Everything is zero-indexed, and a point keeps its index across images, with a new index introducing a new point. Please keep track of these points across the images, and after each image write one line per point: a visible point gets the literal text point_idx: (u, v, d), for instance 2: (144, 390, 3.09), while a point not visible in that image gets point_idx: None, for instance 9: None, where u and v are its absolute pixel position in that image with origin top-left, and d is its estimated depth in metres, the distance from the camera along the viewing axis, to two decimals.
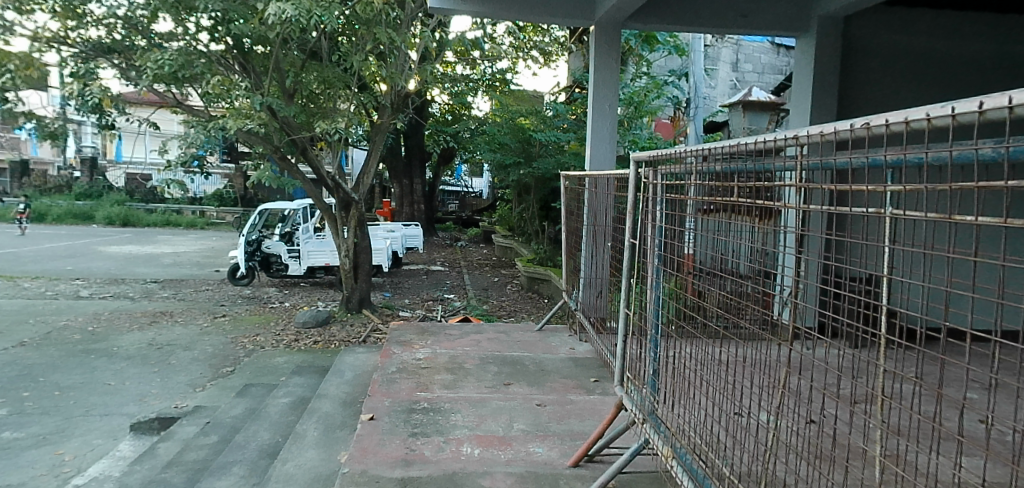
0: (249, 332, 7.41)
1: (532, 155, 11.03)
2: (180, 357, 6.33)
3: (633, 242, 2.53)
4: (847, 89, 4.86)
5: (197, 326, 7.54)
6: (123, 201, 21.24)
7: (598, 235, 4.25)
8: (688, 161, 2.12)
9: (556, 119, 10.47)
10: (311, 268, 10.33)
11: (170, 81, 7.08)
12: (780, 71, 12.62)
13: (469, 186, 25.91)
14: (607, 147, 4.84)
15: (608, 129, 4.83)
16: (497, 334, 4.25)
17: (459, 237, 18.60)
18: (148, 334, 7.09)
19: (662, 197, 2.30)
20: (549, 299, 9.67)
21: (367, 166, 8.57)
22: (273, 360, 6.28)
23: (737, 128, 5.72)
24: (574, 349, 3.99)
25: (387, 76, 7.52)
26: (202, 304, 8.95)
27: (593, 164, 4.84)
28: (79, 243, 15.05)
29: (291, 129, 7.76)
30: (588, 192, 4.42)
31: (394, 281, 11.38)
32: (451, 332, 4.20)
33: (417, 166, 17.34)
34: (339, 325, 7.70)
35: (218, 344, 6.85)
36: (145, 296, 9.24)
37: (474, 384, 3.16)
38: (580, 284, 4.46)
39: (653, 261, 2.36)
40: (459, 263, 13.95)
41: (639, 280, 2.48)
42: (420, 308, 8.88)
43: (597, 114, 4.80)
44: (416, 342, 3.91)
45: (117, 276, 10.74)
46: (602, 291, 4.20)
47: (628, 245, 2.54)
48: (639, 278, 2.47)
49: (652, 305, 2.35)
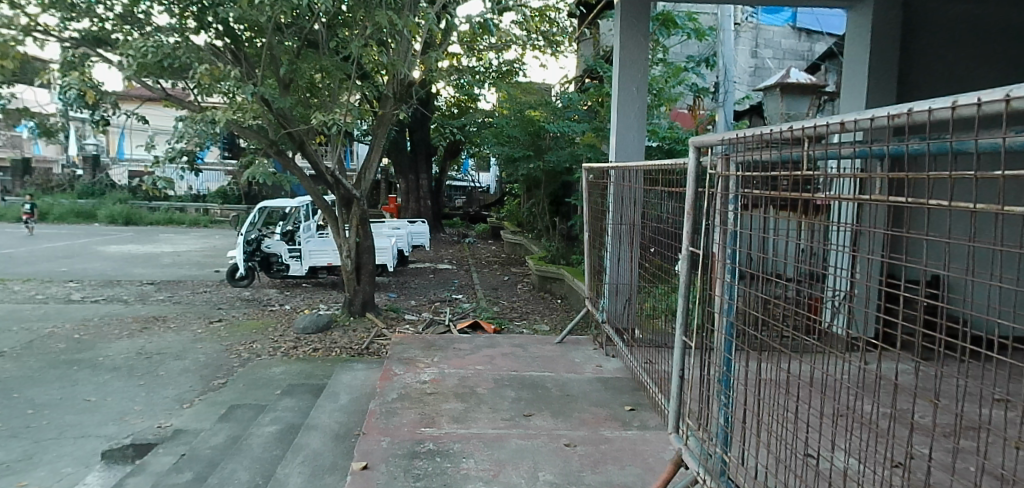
0: (246, 339, 6.96)
1: (542, 148, 10.56)
2: (170, 368, 5.89)
3: (695, 251, 1.95)
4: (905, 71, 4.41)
5: (191, 332, 7.10)
6: (125, 200, 20.92)
7: (624, 235, 3.76)
8: (726, 156, 1.79)
9: (568, 110, 9.95)
10: (313, 268, 9.89)
11: (158, 71, 6.62)
12: (803, 58, 11.81)
13: (477, 182, 25.42)
14: (635, 137, 4.30)
15: (636, 117, 4.29)
16: (513, 349, 3.74)
17: (467, 234, 18.10)
18: (138, 342, 6.65)
19: (735, 191, 1.71)
20: (563, 299, 9.16)
21: (369, 161, 8.06)
22: (269, 371, 5.84)
23: (773, 114, 5.20)
24: (601, 367, 3.48)
25: (388, 64, 7.00)
26: (199, 307, 8.52)
27: (619, 156, 4.32)
28: (78, 242, 14.68)
29: (288, 122, 7.17)
30: (614, 186, 3.92)
31: (400, 280, 10.89)
32: (460, 348, 3.72)
33: (424, 161, 16.81)
34: (341, 331, 7.24)
35: (211, 353, 6.41)
36: (139, 300, 8.83)
37: (488, 415, 2.67)
38: (606, 291, 3.98)
39: (723, 276, 1.77)
40: (468, 261, 13.44)
41: (705, 303, 1.91)
42: (427, 311, 8.37)
43: (623, 101, 4.28)
44: (421, 360, 3.43)
45: (112, 278, 10.33)
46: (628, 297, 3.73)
47: (686, 255, 1.96)
48: (704, 300, 1.91)
49: (721, 333, 1.77)
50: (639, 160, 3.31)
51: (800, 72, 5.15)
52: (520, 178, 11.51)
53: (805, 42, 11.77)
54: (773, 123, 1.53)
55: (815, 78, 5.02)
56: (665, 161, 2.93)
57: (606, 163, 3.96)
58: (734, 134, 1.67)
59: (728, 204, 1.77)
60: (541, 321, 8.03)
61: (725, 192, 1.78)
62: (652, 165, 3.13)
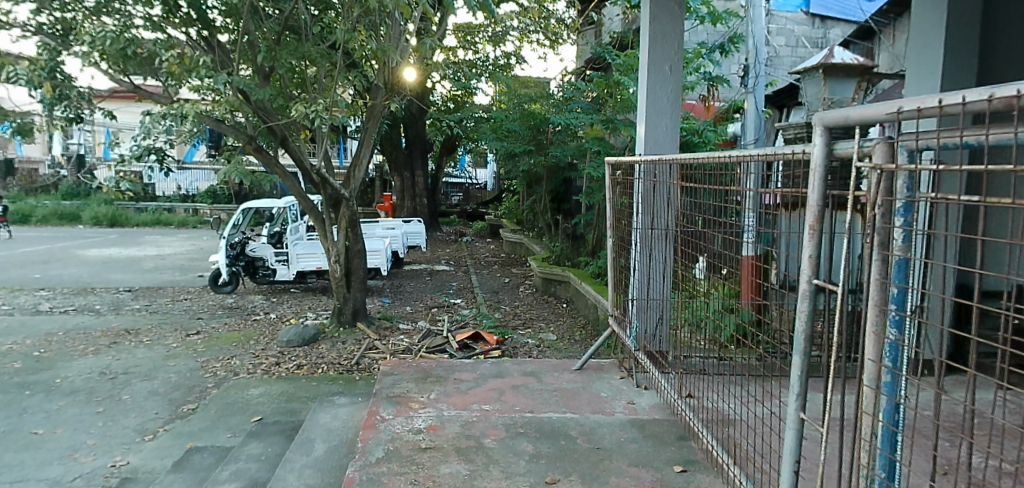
0: (224, 354, 6.33)
1: (543, 143, 10.03)
2: (135, 391, 5.26)
3: (817, 281, 1.34)
4: (987, 49, 3.74)
5: (164, 347, 6.47)
6: (111, 200, 20.26)
7: (657, 242, 3.16)
8: (878, 139, 1.18)
9: (570, 102, 9.31)
10: (302, 273, 9.27)
11: (120, 59, 5.90)
12: (817, 45, 11.06)
13: (473, 178, 24.81)
14: (666, 124, 3.52)
15: (670, 100, 3.52)
16: (525, 381, 3.13)
17: (465, 232, 17.46)
18: (103, 359, 6.02)
19: (907, 196, 1.09)
20: (570, 303, 8.55)
21: (361, 157, 7.40)
22: (246, 394, 5.22)
23: (813, 99, 4.61)
24: (634, 403, 2.87)
25: (377, 50, 6.29)
26: (176, 317, 7.89)
27: (648, 149, 3.55)
28: (57, 246, 14.02)
29: (269, 115, 6.50)
30: (643, 184, 3.30)
31: (394, 284, 10.25)
32: (462, 378, 3.12)
33: (419, 157, 16.17)
34: (328, 343, 6.61)
35: (184, 371, 5.78)
36: (112, 310, 8.18)
37: (498, 484, 2.06)
38: (633, 307, 3.39)
39: (880, 328, 1.14)
40: (466, 261, 12.82)
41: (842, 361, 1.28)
42: (423, 319, 7.71)
43: (653, 83, 3.50)
44: (415, 399, 2.81)
45: (87, 285, 9.68)
46: (665, 315, 3.16)
47: (807, 288, 1.35)
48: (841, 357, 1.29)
49: (881, 415, 1.16)
50: (681, 153, 2.73)
51: (846, 51, 4.53)
52: (520, 174, 10.96)
53: (819, 28, 11.06)
54: (1001, 86, 0.92)
55: (864, 58, 4.42)
56: (723, 155, 2.32)
57: (635, 156, 3.31)
58: (925, 104, 1.03)
59: (880, 213, 1.16)
60: (547, 329, 7.36)
61: (888, 196, 1.14)
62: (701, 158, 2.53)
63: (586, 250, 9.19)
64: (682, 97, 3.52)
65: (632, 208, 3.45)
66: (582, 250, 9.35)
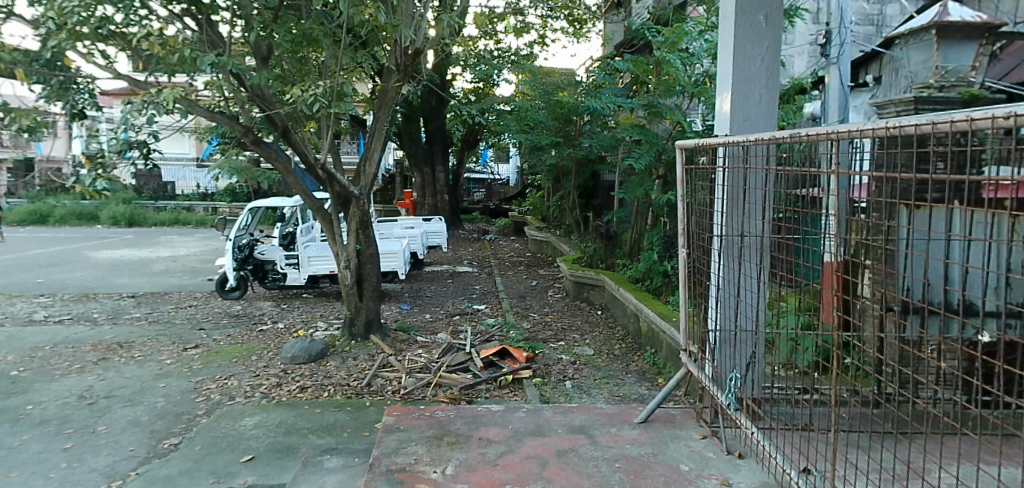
0: (222, 372, 5.67)
1: (571, 135, 9.22)
2: (113, 421, 4.60)
3: None
4: None
5: (156, 364, 5.84)
6: (129, 200, 20.00)
7: (742, 251, 2.35)
8: None
9: (602, 87, 8.47)
10: (314, 278, 8.59)
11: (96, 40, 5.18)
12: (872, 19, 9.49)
13: (495, 174, 24.17)
14: (759, 94, 2.67)
15: (763, 60, 2.67)
16: (573, 442, 2.33)
17: (487, 230, 16.72)
18: (86, 380, 5.39)
19: None
20: (605, 310, 7.74)
21: (374, 150, 6.59)
22: (239, 424, 4.53)
23: (914, 66, 3.77)
24: (732, 484, 2.06)
25: (388, 26, 5.50)
26: (178, 326, 7.28)
27: (735, 128, 2.71)
28: (69, 248, 13.64)
29: (266, 103, 5.80)
30: (725, 172, 2.47)
31: (413, 288, 9.56)
32: (490, 440, 2.34)
33: (439, 152, 15.43)
34: (337, 360, 5.90)
35: (173, 395, 5.11)
36: (110, 319, 7.59)
37: None
38: (710, 343, 2.57)
39: None
40: (489, 262, 12.05)
41: None
42: (444, 330, 6.96)
43: (741, 39, 2.66)
44: (424, 478, 2.04)
45: (89, 290, 9.15)
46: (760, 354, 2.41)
47: None
48: None
49: None
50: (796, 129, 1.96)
51: (963, 8, 3.58)
52: (547, 168, 10.21)
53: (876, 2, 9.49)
54: None
55: (989, 15, 3.52)
56: (905, 124, 1.54)
57: (715, 137, 2.48)
58: None
59: None
60: (582, 342, 6.54)
61: None
62: (853, 132, 1.75)
63: (622, 251, 8.37)
64: (779, 55, 2.67)
65: (708, 206, 2.62)
66: (617, 251, 8.52)
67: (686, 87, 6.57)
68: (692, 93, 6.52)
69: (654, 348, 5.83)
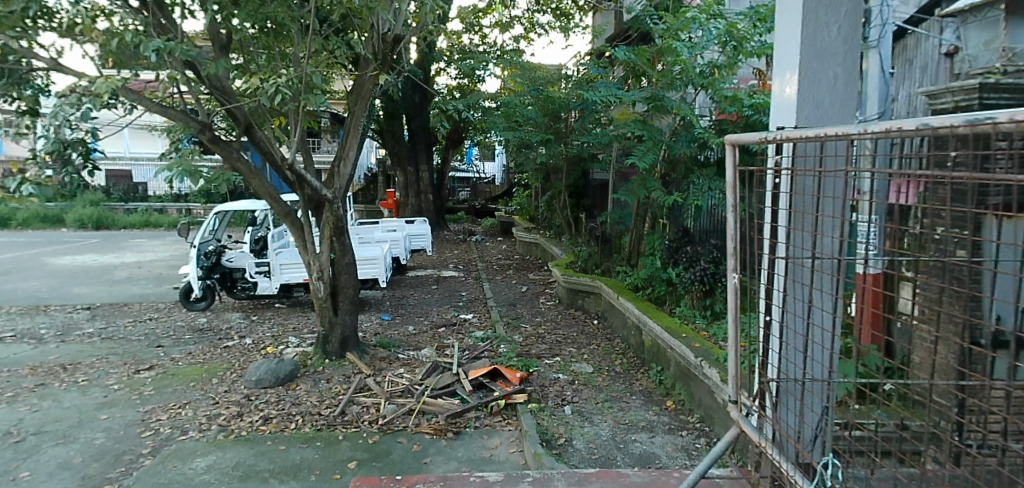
0: (176, 399, 5.02)
1: (563, 133, 8.61)
2: (40, 464, 3.94)
3: None
4: None
5: (101, 390, 5.17)
6: (97, 202, 19.10)
7: (813, 277, 1.77)
8: None
9: (595, 82, 7.91)
10: (287, 286, 7.93)
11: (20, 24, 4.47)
12: None
13: (481, 173, 23.69)
14: (835, 73, 2.18)
15: (840, 30, 2.18)
16: None
17: (474, 230, 16.13)
18: (16, 412, 4.72)
19: None
20: (602, 320, 7.19)
21: (348, 148, 5.92)
22: (189, 466, 3.90)
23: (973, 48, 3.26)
24: None
25: (363, 8, 4.85)
26: (133, 344, 6.60)
27: (805, 116, 2.19)
28: (27, 253, 12.82)
29: (228, 97, 5.15)
30: (788, 171, 1.88)
31: (395, 295, 8.93)
32: None
33: (423, 150, 14.78)
34: (308, 382, 5.27)
35: (116, 429, 4.46)
36: (58, 335, 6.88)
37: None
38: (768, 393, 1.98)
39: None
40: (476, 265, 11.47)
41: None
42: (428, 345, 6.34)
43: (813, 2, 2.16)
44: None
45: (40, 302, 8.41)
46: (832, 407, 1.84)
47: None
48: None
49: None
50: (904, 119, 1.38)
51: None
52: (535, 167, 9.64)
53: None
54: None
55: None
56: None
57: (780, 130, 1.89)
58: None
59: None
60: (580, 357, 5.96)
61: None
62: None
63: (621, 256, 7.84)
64: (857, 23, 2.19)
65: (761, 216, 2.02)
66: (614, 255, 7.99)
67: (694, 77, 6.02)
68: (699, 84, 5.98)
69: (661, 366, 5.26)
